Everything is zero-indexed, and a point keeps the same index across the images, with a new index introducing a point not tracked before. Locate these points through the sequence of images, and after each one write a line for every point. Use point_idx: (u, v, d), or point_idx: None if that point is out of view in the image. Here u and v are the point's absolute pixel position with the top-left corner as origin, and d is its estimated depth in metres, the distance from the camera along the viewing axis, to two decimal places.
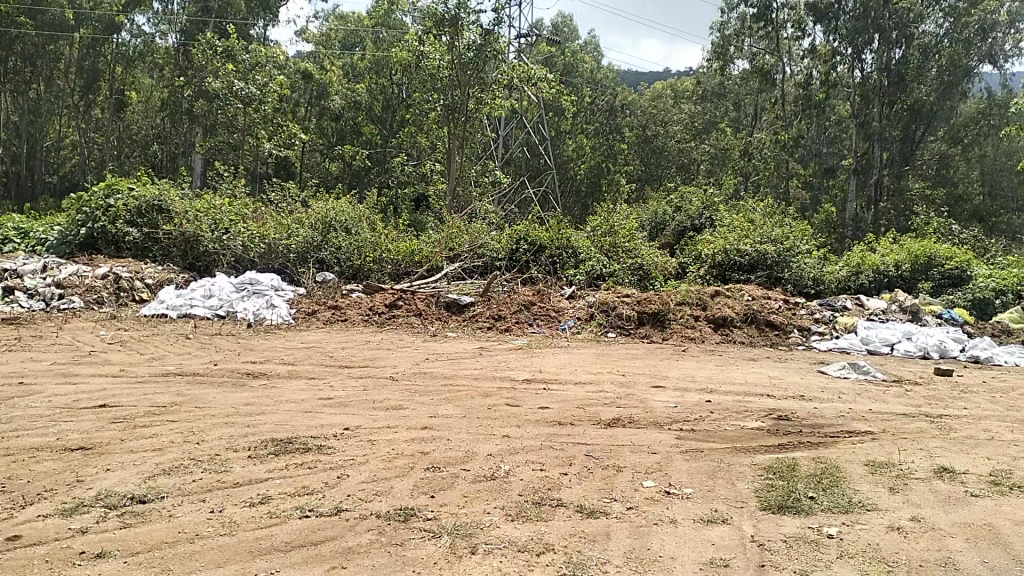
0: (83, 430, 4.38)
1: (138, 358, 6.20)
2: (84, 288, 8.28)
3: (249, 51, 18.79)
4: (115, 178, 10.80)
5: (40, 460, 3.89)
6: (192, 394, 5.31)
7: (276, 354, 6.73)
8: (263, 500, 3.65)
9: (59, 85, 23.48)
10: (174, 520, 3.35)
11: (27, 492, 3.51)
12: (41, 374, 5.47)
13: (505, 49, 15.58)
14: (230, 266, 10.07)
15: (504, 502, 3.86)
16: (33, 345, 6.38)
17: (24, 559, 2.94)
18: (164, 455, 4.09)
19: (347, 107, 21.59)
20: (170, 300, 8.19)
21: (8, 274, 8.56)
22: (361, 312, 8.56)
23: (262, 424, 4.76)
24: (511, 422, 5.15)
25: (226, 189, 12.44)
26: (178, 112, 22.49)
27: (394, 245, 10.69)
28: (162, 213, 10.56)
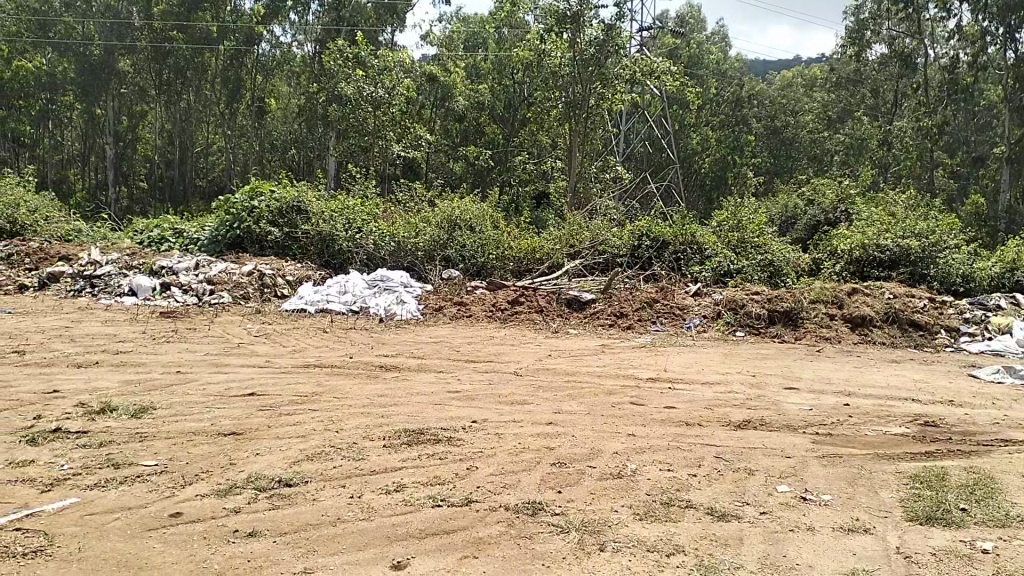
0: (234, 416, 4.69)
1: (281, 350, 6.57)
2: (232, 284, 8.85)
3: (377, 56, 19.48)
4: (258, 181, 11.51)
5: (198, 444, 4.18)
6: (330, 384, 5.57)
7: (405, 348, 6.96)
8: (398, 487, 3.78)
9: (206, 95, 25.21)
10: (318, 504, 3.52)
11: (186, 473, 3.76)
12: (196, 364, 5.90)
13: (627, 43, 15.30)
14: (362, 264, 10.51)
15: (632, 501, 3.82)
16: (188, 336, 6.90)
17: (185, 535, 3.14)
18: (307, 442, 4.32)
19: (470, 108, 21.94)
20: (309, 296, 8.63)
21: (166, 271, 9.27)
22: (485, 308, 8.70)
23: (395, 415, 4.92)
24: (637, 421, 5.09)
25: (358, 190, 12.99)
26: (314, 118, 23.63)
27: (515, 242, 10.78)
28: (301, 213, 11.14)
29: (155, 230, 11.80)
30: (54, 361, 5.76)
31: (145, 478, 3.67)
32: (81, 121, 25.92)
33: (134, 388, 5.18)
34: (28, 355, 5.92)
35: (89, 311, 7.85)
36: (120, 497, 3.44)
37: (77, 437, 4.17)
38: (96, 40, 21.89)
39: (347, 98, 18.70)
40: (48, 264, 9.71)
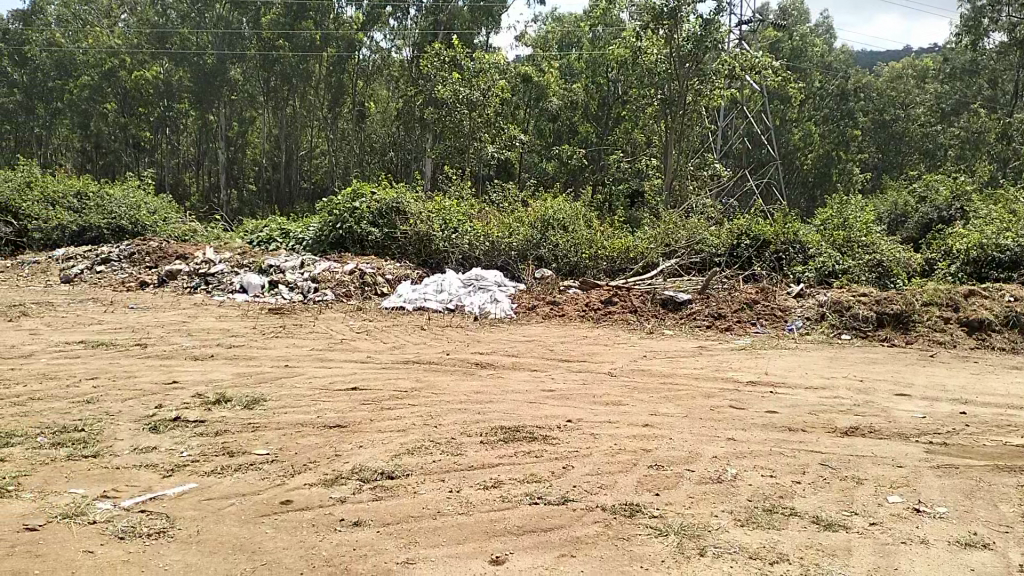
0: (338, 409, 4.85)
1: (381, 347, 6.75)
2: (335, 283, 9.16)
3: (473, 59, 19.74)
4: (359, 183, 11.89)
5: (305, 435, 4.35)
6: (429, 381, 5.69)
7: (501, 346, 7.02)
8: (495, 484, 3.82)
9: (310, 100, 26.22)
10: (419, 497, 3.60)
11: (295, 463, 3.92)
12: (303, 359, 6.14)
13: (726, 38, 14.94)
14: (457, 264, 10.68)
15: (733, 506, 3.73)
16: (295, 332, 7.19)
17: (295, 522, 3.27)
18: (407, 436, 4.43)
19: (565, 108, 22.14)
20: (406, 294, 8.83)
21: (273, 269, 9.69)
22: (579, 308, 8.67)
23: (491, 412, 4.98)
24: (736, 425, 4.97)
25: (455, 191, 13.23)
26: (412, 121, 24.20)
27: (609, 241, 10.71)
28: (399, 214, 11.43)
29: (264, 231, 12.38)
30: (174, 354, 6.13)
31: (256, 466, 3.84)
32: (196, 128, 27.53)
33: (246, 380, 5.43)
34: (151, 348, 6.31)
35: (203, 307, 8.31)
36: (234, 484, 3.61)
37: (195, 426, 4.42)
38: (209, 50, 23.17)
39: (443, 101, 19.04)
40: (167, 263, 10.33)
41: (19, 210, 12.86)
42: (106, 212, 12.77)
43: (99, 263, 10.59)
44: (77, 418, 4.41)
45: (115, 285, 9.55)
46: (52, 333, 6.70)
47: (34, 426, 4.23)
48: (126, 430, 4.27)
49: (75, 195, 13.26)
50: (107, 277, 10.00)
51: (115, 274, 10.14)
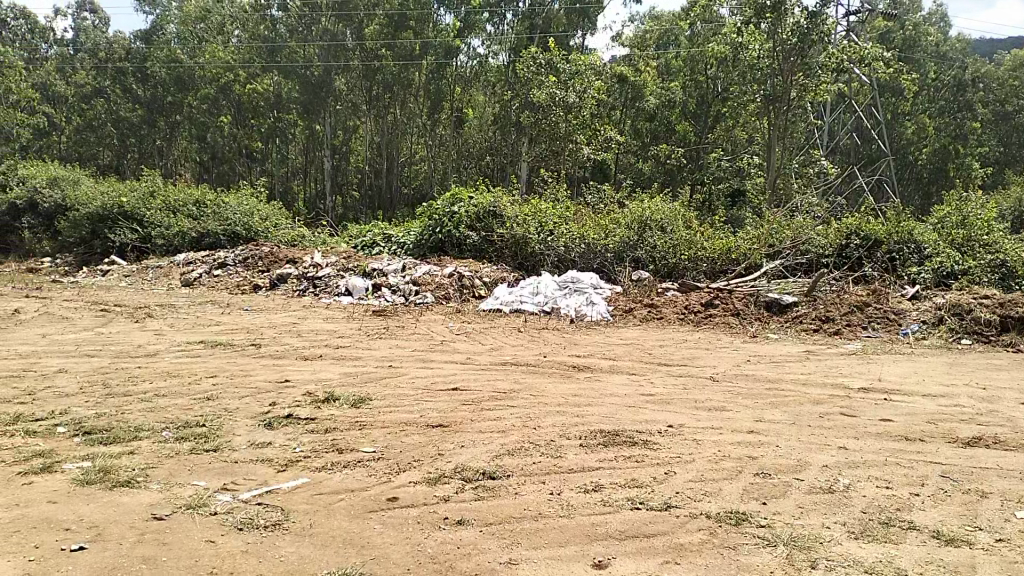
0: (440, 409, 4.95)
1: (480, 348, 6.83)
2: (434, 285, 9.35)
3: (569, 61, 19.72)
4: (458, 188, 12.09)
5: (409, 433, 4.46)
6: (527, 383, 5.72)
7: (599, 349, 6.98)
8: (596, 487, 3.80)
9: (410, 108, 26.85)
10: (519, 498, 3.62)
11: (400, 461, 4.02)
12: (405, 360, 6.30)
13: (833, 30, 14.32)
14: (553, 266, 10.71)
15: (846, 518, 3.57)
16: (397, 333, 7.38)
17: (400, 518, 3.34)
18: (507, 437, 4.46)
19: (661, 106, 21.59)
20: (504, 297, 8.91)
21: (376, 273, 9.98)
22: (677, 310, 8.53)
23: (590, 415, 4.96)
24: (847, 434, 4.76)
25: (551, 194, 13.26)
26: (508, 124, 24.43)
27: (709, 242, 10.49)
28: (496, 217, 11.56)
29: (367, 235, 12.77)
30: (285, 354, 6.41)
31: (363, 463, 3.97)
32: (302, 139, 28.48)
33: (351, 380, 5.62)
34: (264, 348, 6.62)
35: (311, 308, 8.65)
36: (343, 480, 3.74)
37: (305, 423, 4.60)
38: (316, 62, 24.11)
39: (540, 104, 19.11)
40: (278, 267, 10.80)
41: (143, 218, 13.74)
42: (222, 219, 13.50)
43: (216, 267, 11.20)
44: (198, 414, 4.67)
45: (231, 288, 10.08)
46: (174, 334, 7.13)
47: (160, 421, 4.51)
48: (242, 426, 4.49)
49: (193, 203, 14.05)
50: (223, 281, 10.56)
51: (230, 278, 10.70)
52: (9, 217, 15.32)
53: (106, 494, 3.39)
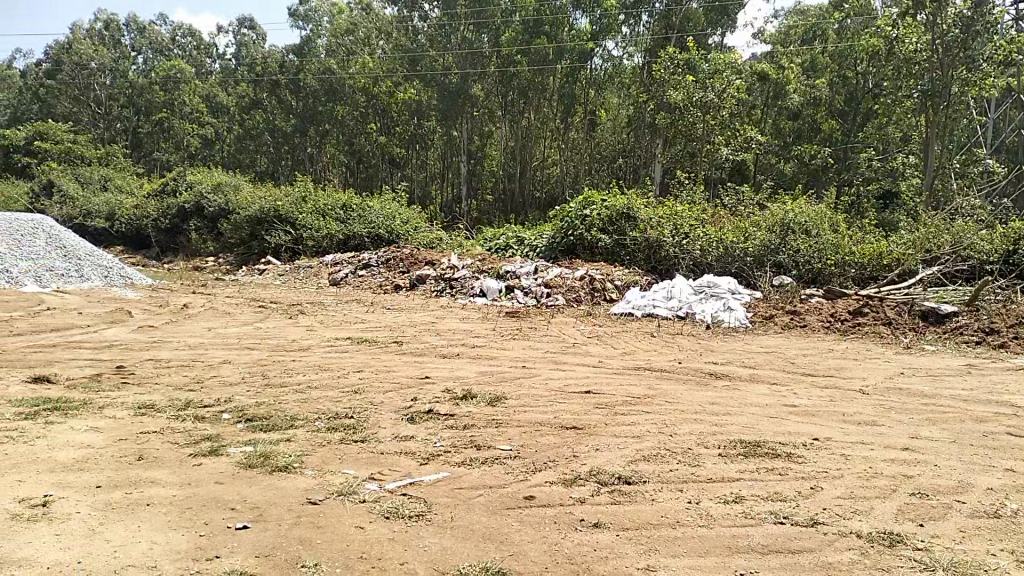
0: (575, 411, 4.96)
1: (613, 352, 6.79)
2: (566, 288, 9.38)
3: (708, 60, 19.30)
4: (591, 192, 12.10)
5: (544, 434, 4.50)
6: (662, 389, 5.62)
7: (737, 356, 6.77)
8: (736, 499, 3.68)
9: (544, 112, 27.12)
10: (656, 504, 3.57)
11: (536, 460, 4.06)
12: (539, 361, 6.35)
13: (1001, 19, 13.21)
14: (688, 269, 10.49)
15: (1015, 546, 3.27)
16: (531, 335, 7.46)
17: (538, 517, 3.37)
18: (642, 442, 4.41)
19: (806, 104, 21.00)
20: (636, 301, 8.82)
21: (509, 275, 10.13)
22: (822, 319, 8.12)
23: (729, 425, 4.81)
24: (1016, 456, 4.36)
25: (686, 196, 13.02)
26: (642, 126, 24.26)
27: (857, 247, 9.97)
28: (629, 220, 11.47)
29: (501, 238, 13.00)
30: (424, 351, 6.63)
31: (500, 461, 4.03)
32: (440, 145, 29.40)
33: (487, 379, 5.73)
34: (405, 346, 6.87)
35: (448, 309, 8.90)
36: (481, 476, 3.82)
37: (444, 419, 4.74)
38: (455, 70, 24.77)
39: (676, 104, 18.84)
40: (417, 268, 11.19)
41: (296, 221, 14.64)
42: (367, 222, 14.19)
43: (360, 268, 11.77)
44: (346, 406, 4.93)
45: (373, 288, 10.56)
46: (323, 330, 7.55)
47: (312, 411, 4.78)
48: (385, 419, 4.69)
49: (340, 207, 14.82)
50: (367, 281, 11.07)
51: (373, 278, 11.20)
52: (179, 220, 16.74)
53: (266, 478, 3.64)
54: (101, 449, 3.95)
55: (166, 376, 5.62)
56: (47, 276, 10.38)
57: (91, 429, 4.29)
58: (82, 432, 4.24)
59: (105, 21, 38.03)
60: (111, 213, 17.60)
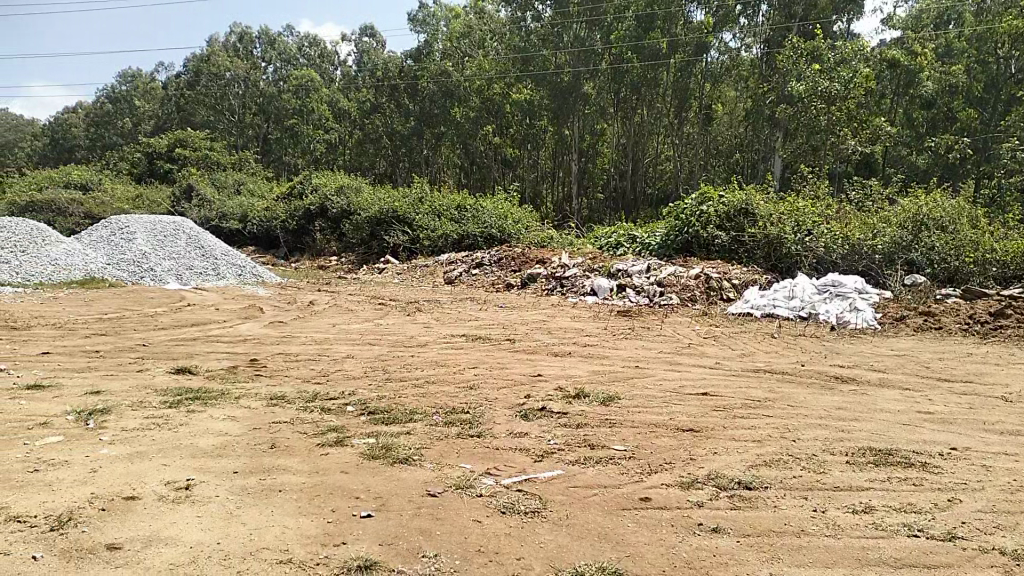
0: (691, 413, 4.85)
1: (731, 353, 6.60)
2: (680, 287, 9.20)
3: (834, 49, 18.49)
4: (707, 187, 11.85)
5: (660, 435, 4.43)
6: (784, 392, 5.41)
7: (864, 359, 6.42)
8: (866, 509, 3.50)
9: (658, 109, 26.53)
10: (779, 512, 3.45)
11: (651, 462, 4.01)
12: (654, 361, 6.25)
13: None
14: (810, 268, 10.05)
15: None
16: (644, 335, 7.36)
17: (655, 519, 3.32)
18: (763, 447, 4.26)
19: (941, 93, 19.73)
20: (755, 300, 8.55)
21: (621, 273, 10.03)
22: (959, 320, 7.59)
23: (857, 431, 4.58)
24: None
25: (810, 190, 12.52)
26: (761, 119, 23.54)
27: (1000, 243, 9.25)
28: (747, 216, 11.16)
29: (613, 236, 12.91)
30: (536, 349, 6.67)
31: (615, 461, 4.00)
32: (552, 144, 29.57)
33: (600, 378, 5.70)
34: (518, 343, 6.94)
35: (559, 307, 8.91)
36: (596, 475, 3.80)
37: (558, 416, 4.75)
38: (567, 69, 24.64)
39: (799, 96, 18.15)
40: (528, 267, 11.27)
41: (413, 221, 15.09)
42: (480, 223, 14.42)
43: (474, 267, 11.97)
44: (462, 401, 5.02)
45: (486, 287, 10.73)
46: (439, 327, 7.73)
47: (429, 406, 4.91)
48: (500, 415, 4.75)
49: (455, 207, 15.18)
50: (480, 280, 11.25)
51: (485, 276, 11.38)
52: (304, 221, 17.57)
53: (387, 469, 3.77)
54: (237, 437, 4.21)
55: (294, 369, 5.92)
56: (186, 274, 11.18)
57: (227, 418, 4.58)
58: (221, 420, 4.53)
59: (238, 35, 40.39)
60: (243, 215, 18.68)
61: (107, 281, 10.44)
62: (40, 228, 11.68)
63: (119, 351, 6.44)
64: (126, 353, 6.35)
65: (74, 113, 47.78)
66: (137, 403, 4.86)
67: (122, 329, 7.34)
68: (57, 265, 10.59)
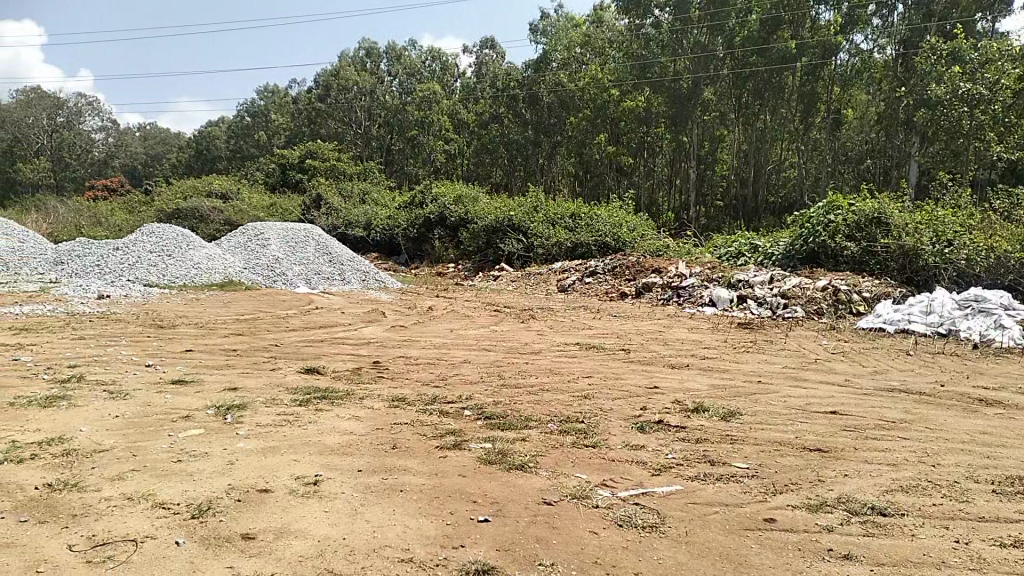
0: (818, 433, 4.62)
1: (861, 370, 6.25)
2: (805, 299, 8.82)
3: (977, 48, 17.35)
4: (836, 195, 11.39)
5: (785, 454, 4.24)
6: (921, 413, 5.07)
7: (1011, 381, 5.93)
8: (1016, 543, 3.21)
9: (783, 114, 25.64)
10: (918, 541, 3.22)
11: (776, 481, 3.84)
12: (777, 376, 6.01)
13: None
14: (950, 281, 9.40)
15: None
16: (766, 349, 7.08)
17: (779, 542, 3.17)
18: (899, 471, 4.00)
19: None
20: (887, 315, 8.08)
21: (742, 284, 9.71)
22: None
23: (1006, 459, 4.21)
24: None
25: (949, 198, 11.75)
26: (895, 123, 22.38)
27: None
28: (880, 225, 10.61)
29: (734, 245, 12.55)
30: (653, 360, 6.55)
31: (738, 479, 3.86)
32: (670, 152, 29.28)
33: (720, 392, 5.53)
34: (634, 353, 6.85)
35: (676, 318, 8.74)
36: (717, 492, 3.68)
37: (676, 430, 4.65)
38: (686, 75, 24.10)
39: (939, 99, 17.21)
40: (644, 276, 11.12)
41: (528, 229, 15.25)
42: (594, 231, 14.36)
43: (588, 275, 11.94)
44: (577, 411, 5.00)
45: (601, 295, 10.68)
46: (554, 335, 7.74)
47: (544, 413, 4.91)
48: (616, 426, 4.69)
49: (570, 215, 15.19)
50: (594, 288, 11.21)
51: (600, 285, 11.32)
52: (424, 229, 18.06)
53: (504, 474, 3.79)
54: (360, 436, 4.36)
55: (413, 372, 6.09)
56: (315, 278, 11.73)
57: (353, 417, 4.74)
58: (346, 419, 4.71)
59: (367, 50, 42.17)
60: (367, 223, 19.35)
61: (244, 284, 11.10)
62: (185, 234, 12.54)
63: (254, 350, 6.82)
64: (260, 352, 6.72)
65: (217, 127, 51.18)
66: (271, 400, 5.13)
67: (257, 330, 7.78)
68: (200, 269, 11.34)
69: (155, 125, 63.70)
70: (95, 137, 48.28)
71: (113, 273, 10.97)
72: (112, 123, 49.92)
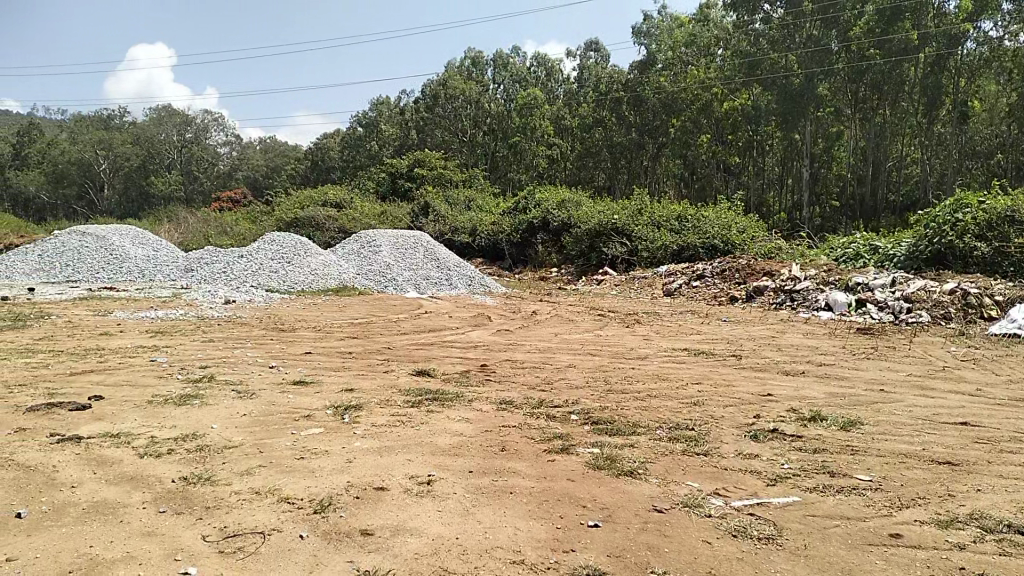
0: (947, 445, 4.36)
1: (994, 379, 5.84)
2: (931, 304, 8.33)
3: None
4: (964, 193, 10.74)
5: (910, 467, 4.02)
6: None
7: None
8: None
9: (904, 107, 24.39)
10: None
11: (902, 495, 3.64)
12: (901, 385, 5.69)
13: None
14: None
15: None
16: (888, 355, 6.73)
17: (907, 558, 3.01)
18: None
19: None
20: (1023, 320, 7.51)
21: (860, 287, 9.26)
22: None
23: None
24: None
25: None
26: None
27: None
28: (1014, 224, 9.94)
29: (851, 246, 12.01)
30: (766, 367, 6.35)
31: (859, 492, 3.69)
32: (782, 151, 28.44)
33: (838, 401, 5.30)
34: (745, 360, 6.66)
35: (790, 323, 8.43)
36: (838, 505, 3.53)
37: (793, 439, 4.49)
38: (799, 71, 23.31)
39: None
40: (754, 279, 10.80)
41: (633, 232, 15.13)
42: (702, 233, 14.11)
43: (695, 278, 11.72)
44: (687, 418, 4.90)
45: (709, 300, 10.45)
46: (661, 340, 7.63)
47: (653, 420, 4.84)
48: (727, 434, 4.58)
49: (676, 218, 14.96)
50: (702, 292, 10.99)
51: (708, 289, 11.08)
52: (528, 234, 18.20)
53: (613, 480, 3.77)
54: (470, 438, 4.44)
55: (520, 375, 6.14)
56: (424, 283, 12.02)
57: (463, 420, 4.84)
58: (457, 421, 4.80)
59: (472, 59, 42.92)
60: (473, 228, 19.67)
61: (357, 289, 11.53)
62: (303, 242, 13.14)
63: (368, 353, 7.06)
64: (374, 356, 6.95)
65: (331, 138, 53.32)
66: (385, 401, 5.30)
67: (370, 333, 8.05)
68: (316, 275, 11.86)
69: (274, 138, 66.90)
70: (220, 151, 51.32)
71: (238, 279, 11.62)
72: (235, 138, 52.85)
